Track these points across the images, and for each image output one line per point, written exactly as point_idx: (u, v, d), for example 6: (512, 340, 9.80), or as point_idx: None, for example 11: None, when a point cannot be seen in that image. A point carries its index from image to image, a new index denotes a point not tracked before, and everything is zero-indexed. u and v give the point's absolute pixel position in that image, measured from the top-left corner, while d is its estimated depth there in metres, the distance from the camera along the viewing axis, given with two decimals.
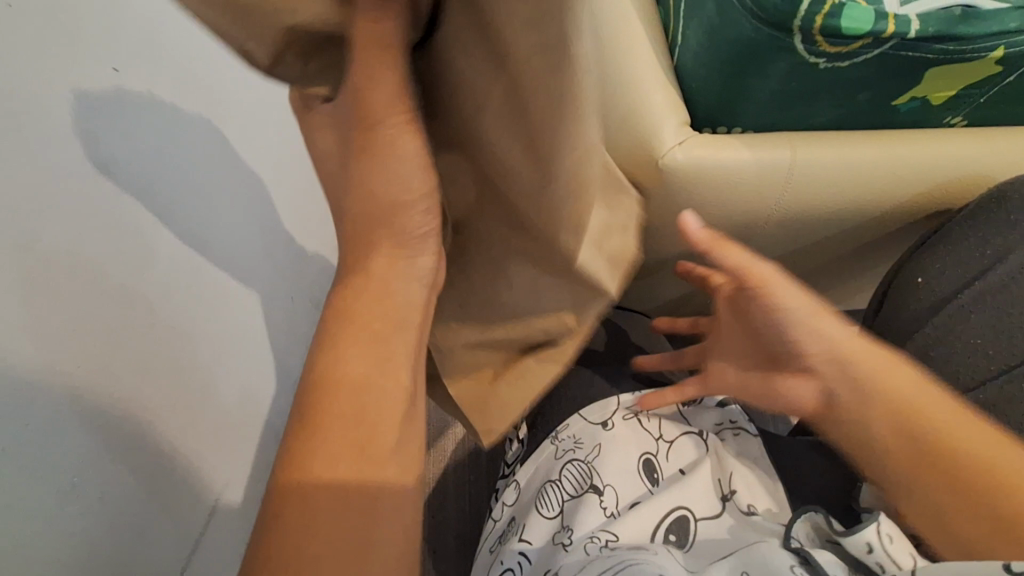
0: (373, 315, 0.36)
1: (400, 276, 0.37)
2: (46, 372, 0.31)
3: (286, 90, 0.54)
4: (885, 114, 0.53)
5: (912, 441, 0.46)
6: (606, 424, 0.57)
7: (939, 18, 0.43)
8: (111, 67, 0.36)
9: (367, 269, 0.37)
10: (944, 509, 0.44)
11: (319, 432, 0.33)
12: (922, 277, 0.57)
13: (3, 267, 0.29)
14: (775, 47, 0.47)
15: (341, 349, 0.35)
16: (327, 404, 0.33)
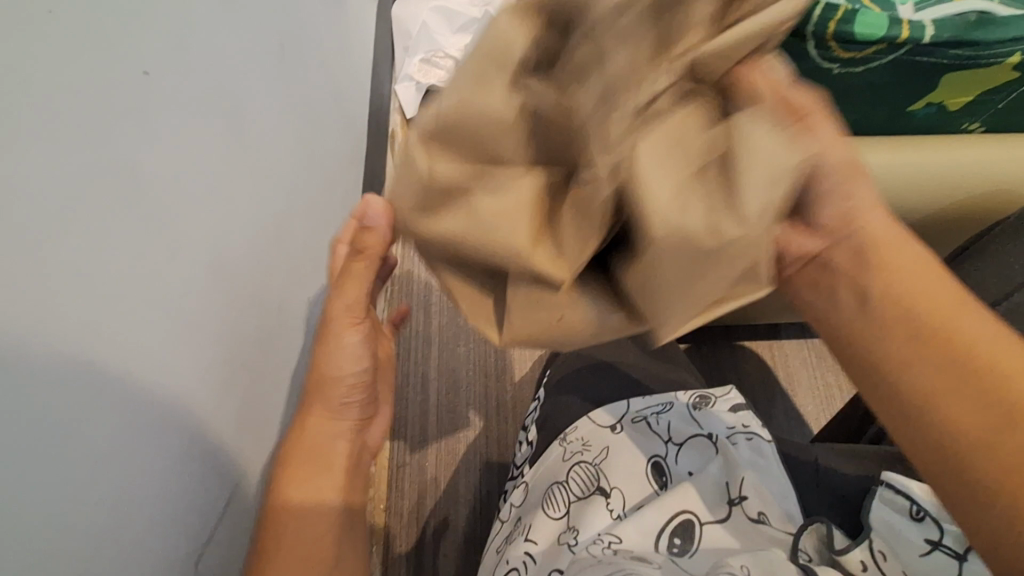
0: (313, 444, 0.49)
1: (326, 432, 0.51)
2: (86, 351, 0.35)
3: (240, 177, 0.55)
4: (899, 119, 0.54)
5: (907, 340, 0.30)
6: (616, 427, 0.58)
7: (953, 25, 0.45)
8: (143, 70, 0.41)
9: (302, 426, 0.50)
10: (966, 444, 0.28)
11: (267, 558, 0.44)
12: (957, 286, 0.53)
13: (42, 257, 0.32)
14: (790, 53, 0.47)
15: (286, 485, 0.47)
16: (278, 533, 0.45)
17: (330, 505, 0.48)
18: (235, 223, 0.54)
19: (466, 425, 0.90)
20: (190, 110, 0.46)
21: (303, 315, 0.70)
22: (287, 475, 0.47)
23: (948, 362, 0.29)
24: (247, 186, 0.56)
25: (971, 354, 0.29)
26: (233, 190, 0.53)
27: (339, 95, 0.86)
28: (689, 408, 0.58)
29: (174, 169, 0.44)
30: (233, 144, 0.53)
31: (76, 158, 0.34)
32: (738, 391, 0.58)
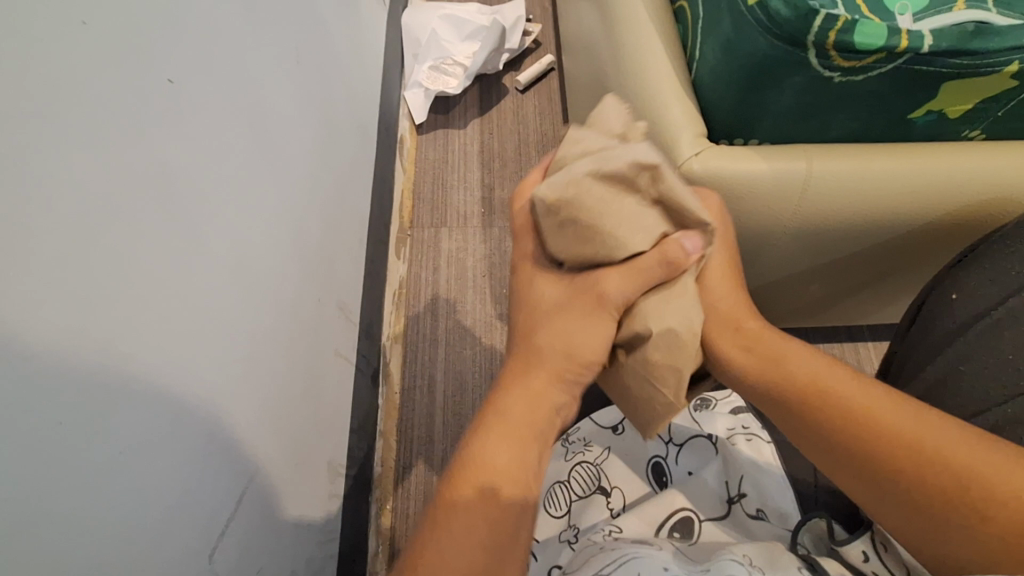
0: (520, 423, 0.42)
1: (529, 404, 0.43)
2: (108, 343, 0.36)
3: (265, 187, 0.58)
4: (901, 126, 0.55)
5: (819, 424, 0.45)
6: (617, 428, 0.59)
7: (953, 35, 0.46)
8: (169, 79, 0.43)
9: (507, 403, 0.43)
10: (912, 509, 0.41)
11: (441, 536, 0.39)
12: (956, 294, 0.56)
13: (73, 255, 0.34)
14: (791, 62, 0.48)
15: (491, 447, 0.41)
16: (448, 518, 0.39)
17: (521, 482, 0.41)
18: (253, 228, 0.55)
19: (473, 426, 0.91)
20: (212, 119, 0.48)
21: (317, 318, 0.72)
22: (487, 435, 0.42)
23: (864, 433, 0.43)
24: (264, 191, 0.58)
25: (887, 441, 0.42)
26: (253, 195, 0.55)
27: (351, 101, 0.87)
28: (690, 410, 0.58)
29: (198, 175, 0.46)
30: (251, 151, 0.55)
31: (104, 162, 0.36)
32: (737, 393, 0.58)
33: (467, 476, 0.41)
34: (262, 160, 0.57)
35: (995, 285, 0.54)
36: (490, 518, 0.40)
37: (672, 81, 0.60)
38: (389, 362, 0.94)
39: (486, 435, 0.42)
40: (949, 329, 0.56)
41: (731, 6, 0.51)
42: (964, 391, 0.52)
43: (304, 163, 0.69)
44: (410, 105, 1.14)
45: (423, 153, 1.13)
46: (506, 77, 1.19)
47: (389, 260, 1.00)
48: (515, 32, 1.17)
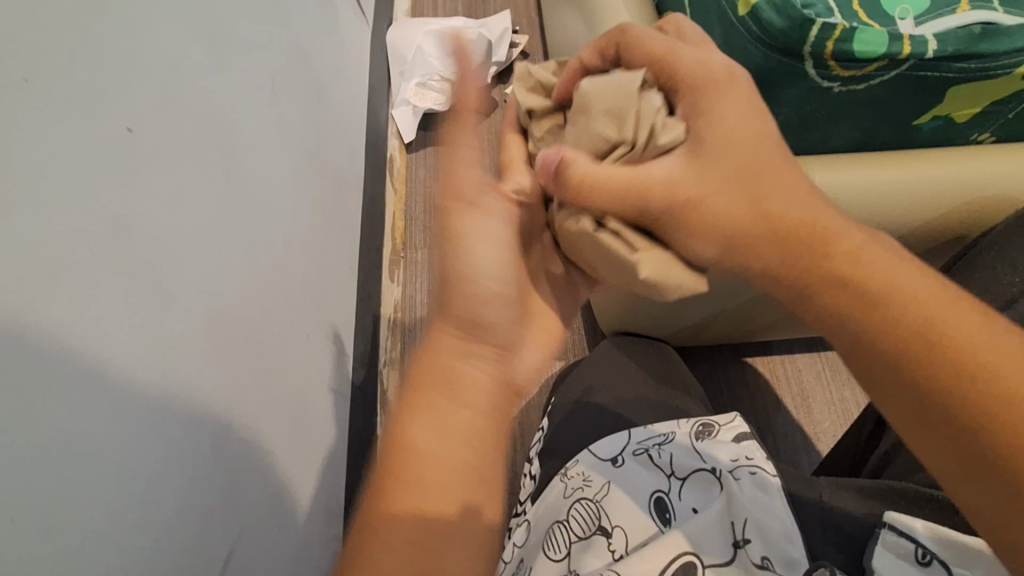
0: (431, 383, 0.43)
1: (453, 362, 0.43)
2: (79, 427, 0.33)
3: (247, 225, 0.55)
4: (906, 132, 0.52)
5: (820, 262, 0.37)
6: (616, 461, 0.54)
7: (958, 38, 0.43)
8: (126, 128, 0.39)
9: (430, 362, 0.44)
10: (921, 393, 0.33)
11: (378, 544, 0.39)
12: None
13: (34, 337, 0.31)
14: (788, 74, 0.46)
15: (410, 421, 0.42)
16: (372, 546, 0.39)
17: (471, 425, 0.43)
18: (237, 269, 0.53)
19: None
20: (183, 160, 0.46)
21: (309, 353, 0.69)
22: (411, 416, 0.42)
23: (875, 291, 0.35)
24: (248, 227, 0.55)
25: (908, 310, 0.34)
26: (234, 233, 0.52)
27: (335, 125, 0.84)
28: (693, 440, 0.53)
29: (169, 217, 0.43)
30: (230, 186, 0.53)
31: (64, 232, 0.33)
32: (743, 418, 0.54)
33: (402, 458, 0.41)
34: (242, 196, 0.55)
35: (996, 286, 0.48)
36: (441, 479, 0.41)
37: None
38: (386, 391, 0.91)
39: (412, 412, 0.42)
40: None
41: (721, 18, 0.48)
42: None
43: (290, 194, 0.66)
44: (399, 124, 1.11)
45: (413, 172, 1.10)
46: (494, 91, 1.17)
47: (382, 284, 0.97)
48: (502, 44, 1.15)
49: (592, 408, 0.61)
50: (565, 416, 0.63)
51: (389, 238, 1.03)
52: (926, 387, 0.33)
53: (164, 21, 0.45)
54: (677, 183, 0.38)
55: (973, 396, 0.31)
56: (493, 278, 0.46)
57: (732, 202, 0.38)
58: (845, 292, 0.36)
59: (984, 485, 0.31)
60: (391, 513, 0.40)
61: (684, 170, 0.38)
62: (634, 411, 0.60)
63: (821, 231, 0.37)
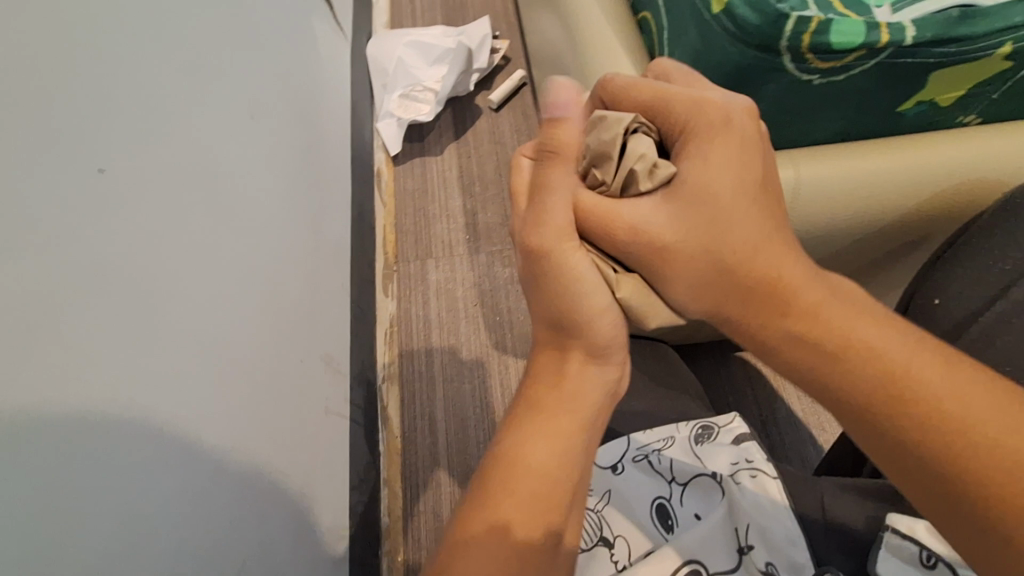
0: (558, 403, 0.41)
1: (590, 381, 0.42)
2: (72, 476, 0.32)
3: (234, 253, 0.54)
4: (890, 120, 0.51)
5: (780, 313, 0.36)
6: (617, 467, 0.53)
7: (936, 23, 0.42)
8: (98, 167, 0.38)
9: (563, 372, 0.42)
10: (896, 442, 0.32)
11: (467, 548, 0.37)
12: (939, 299, 0.49)
13: (21, 389, 0.30)
14: (767, 70, 0.45)
15: (530, 435, 0.40)
16: (463, 546, 0.37)
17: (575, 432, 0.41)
18: (226, 300, 0.52)
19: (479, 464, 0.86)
20: (163, 195, 0.45)
21: (306, 377, 0.68)
22: (530, 430, 0.40)
23: (838, 347, 0.35)
24: (236, 257, 0.55)
25: (873, 359, 0.34)
26: (221, 262, 0.52)
27: (318, 144, 0.84)
28: (692, 445, 0.53)
29: (152, 253, 0.42)
30: (215, 217, 0.52)
31: (44, 277, 0.32)
32: (742, 420, 0.53)
33: (513, 465, 0.39)
34: (228, 224, 0.54)
35: (988, 274, 0.47)
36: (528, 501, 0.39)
37: None
38: (386, 407, 0.90)
39: (527, 427, 0.40)
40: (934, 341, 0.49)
41: (695, 17, 0.48)
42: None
43: (276, 219, 0.66)
44: (383, 137, 1.11)
45: (400, 184, 1.10)
46: (478, 97, 1.17)
47: (375, 299, 0.97)
48: (482, 50, 1.15)
49: None
50: None
51: (381, 253, 1.02)
52: (904, 438, 0.32)
53: (138, 56, 0.44)
54: (644, 229, 0.38)
55: (945, 445, 0.31)
56: (597, 303, 0.40)
57: (697, 252, 0.37)
58: (812, 344, 0.35)
59: (969, 535, 0.30)
60: (472, 523, 0.38)
61: (657, 214, 0.38)
62: (634, 415, 0.59)
63: (783, 285, 0.36)
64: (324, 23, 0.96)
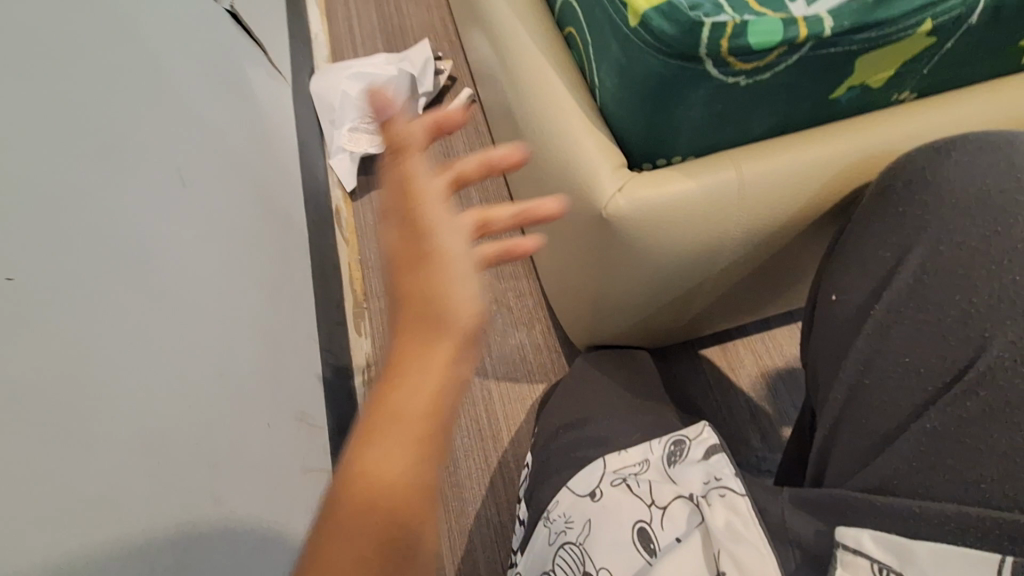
0: (420, 378, 0.28)
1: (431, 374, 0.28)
2: None
3: (183, 328, 0.52)
4: (825, 108, 0.51)
5: None
6: (595, 495, 0.52)
7: (851, 11, 0.42)
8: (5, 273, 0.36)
9: (404, 364, 0.29)
10: None
11: (338, 539, 0.25)
12: (835, 294, 0.49)
13: None
14: (692, 78, 0.44)
15: (392, 402, 0.28)
16: (327, 543, 0.25)
17: (418, 447, 0.27)
18: (179, 377, 0.50)
19: (472, 496, 0.84)
20: (91, 286, 0.42)
21: (275, 439, 0.66)
22: (383, 416, 0.28)
23: None
24: (186, 329, 0.53)
25: None
26: (169, 341, 0.49)
27: (265, 193, 0.82)
28: (666, 468, 0.53)
29: (80, 351, 0.40)
30: (157, 294, 0.50)
31: None
32: (710, 431, 0.53)
33: (380, 425, 0.27)
34: (173, 299, 0.52)
35: (876, 262, 0.47)
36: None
37: (577, 115, 0.55)
38: None
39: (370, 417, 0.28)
40: (843, 336, 0.48)
41: (615, 31, 0.47)
42: (876, 403, 0.43)
43: (229, 283, 0.64)
44: (338, 173, 1.09)
45: (360, 218, 1.07)
46: None
47: (348, 341, 0.95)
48: (427, 74, 1.14)
49: (568, 439, 0.59)
50: (540, 455, 0.61)
51: (348, 292, 1.00)
52: None
53: (52, 145, 0.42)
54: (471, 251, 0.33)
55: None
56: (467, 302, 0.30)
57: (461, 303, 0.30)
58: None
59: None
60: (340, 510, 0.26)
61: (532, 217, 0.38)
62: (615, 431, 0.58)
63: None
64: (259, 68, 0.94)
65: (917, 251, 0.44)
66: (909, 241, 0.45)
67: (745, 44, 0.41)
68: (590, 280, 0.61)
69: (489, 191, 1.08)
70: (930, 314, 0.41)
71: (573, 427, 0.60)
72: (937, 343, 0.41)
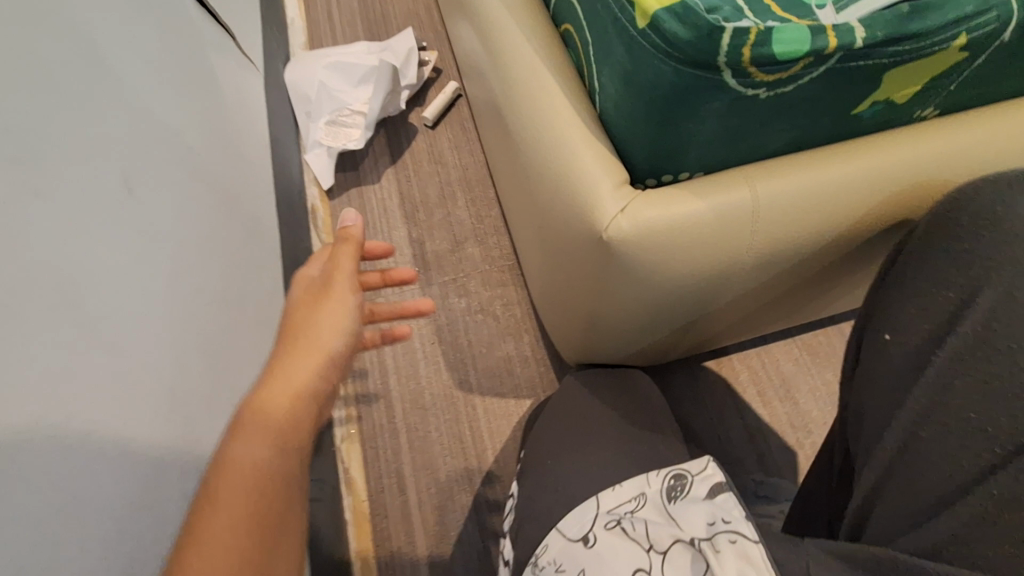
0: (286, 378, 0.43)
1: (304, 372, 0.44)
2: None
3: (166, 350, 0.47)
4: (845, 123, 0.46)
5: None
6: (587, 540, 0.47)
7: (886, 20, 0.37)
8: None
9: (298, 367, 0.44)
10: None
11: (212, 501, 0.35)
12: (889, 333, 0.46)
13: None
14: (706, 88, 0.39)
15: (274, 388, 0.42)
16: (221, 484, 0.35)
17: (289, 411, 0.41)
18: (155, 415, 0.43)
19: (454, 520, 0.79)
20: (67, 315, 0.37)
21: None
22: (262, 393, 0.42)
23: None
24: (161, 354, 0.45)
25: None
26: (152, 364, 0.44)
27: (235, 193, 0.75)
28: (665, 505, 0.48)
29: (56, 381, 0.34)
30: (127, 315, 0.43)
31: None
32: (715, 465, 0.48)
33: (257, 403, 0.41)
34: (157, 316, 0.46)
35: (937, 298, 0.43)
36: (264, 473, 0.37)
37: (576, 123, 0.50)
38: (348, 470, 0.82)
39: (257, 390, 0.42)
40: (895, 378, 0.44)
41: (621, 33, 0.42)
42: (933, 454, 0.39)
43: (207, 297, 0.57)
44: (314, 170, 1.02)
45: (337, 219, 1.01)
46: (410, 116, 1.09)
47: None
48: (410, 65, 1.07)
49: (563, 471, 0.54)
50: (527, 489, 0.56)
51: None
52: None
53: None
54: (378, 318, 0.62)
55: None
56: (346, 335, 0.48)
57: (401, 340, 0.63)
58: None
59: None
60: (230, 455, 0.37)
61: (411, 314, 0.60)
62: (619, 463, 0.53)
63: None
64: (225, 55, 0.86)
65: (989, 292, 0.40)
66: (976, 283, 0.41)
67: (769, 53, 0.36)
68: (589, 303, 0.56)
69: (475, 192, 1.02)
70: (999, 368, 0.38)
71: (568, 459, 0.55)
72: (1004, 400, 0.37)
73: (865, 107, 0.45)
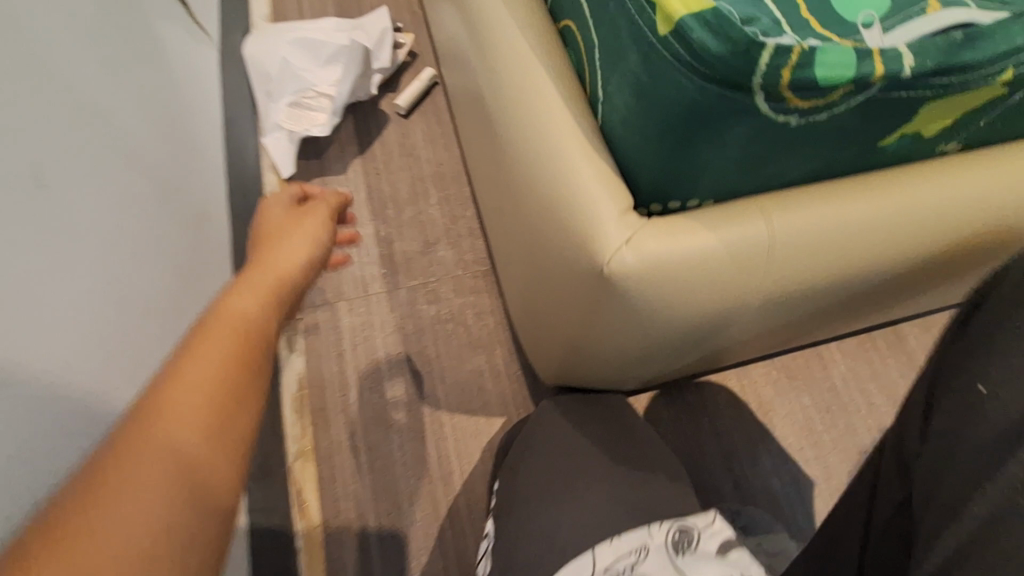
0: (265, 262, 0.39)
1: (284, 258, 0.40)
2: None
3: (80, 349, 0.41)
4: (868, 155, 0.42)
5: None
6: None
7: (937, 49, 0.33)
8: None
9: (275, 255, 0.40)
10: None
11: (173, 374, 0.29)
12: (982, 386, 0.31)
13: None
14: (733, 111, 0.35)
15: (251, 271, 0.38)
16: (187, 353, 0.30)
17: (273, 290, 0.37)
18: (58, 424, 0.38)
19: (415, 549, 0.74)
20: None
21: None
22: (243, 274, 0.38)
23: None
24: (41, 396, 0.36)
25: None
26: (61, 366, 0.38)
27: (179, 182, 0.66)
28: (673, 556, 0.43)
29: None
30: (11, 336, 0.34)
31: None
32: (724, 520, 0.46)
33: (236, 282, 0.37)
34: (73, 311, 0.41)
35: None
36: (205, 404, 0.28)
37: (575, 134, 0.44)
38: (301, 492, 0.76)
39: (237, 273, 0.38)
40: (983, 450, 0.30)
41: (637, 40, 0.37)
42: None
43: (132, 314, 0.48)
44: (273, 156, 0.92)
45: None
46: (381, 102, 1.01)
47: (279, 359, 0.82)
48: (383, 47, 0.98)
49: (554, 515, 0.50)
50: (510, 529, 0.51)
51: None
52: None
53: None
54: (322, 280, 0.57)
55: None
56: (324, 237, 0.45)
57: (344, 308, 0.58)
58: None
59: None
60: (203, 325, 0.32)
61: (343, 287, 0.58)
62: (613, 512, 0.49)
63: None
64: (173, 22, 0.76)
65: None
66: None
67: (813, 78, 0.31)
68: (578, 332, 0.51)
69: (449, 190, 0.95)
70: None
71: (555, 502, 0.51)
72: None
73: (892, 139, 0.41)
